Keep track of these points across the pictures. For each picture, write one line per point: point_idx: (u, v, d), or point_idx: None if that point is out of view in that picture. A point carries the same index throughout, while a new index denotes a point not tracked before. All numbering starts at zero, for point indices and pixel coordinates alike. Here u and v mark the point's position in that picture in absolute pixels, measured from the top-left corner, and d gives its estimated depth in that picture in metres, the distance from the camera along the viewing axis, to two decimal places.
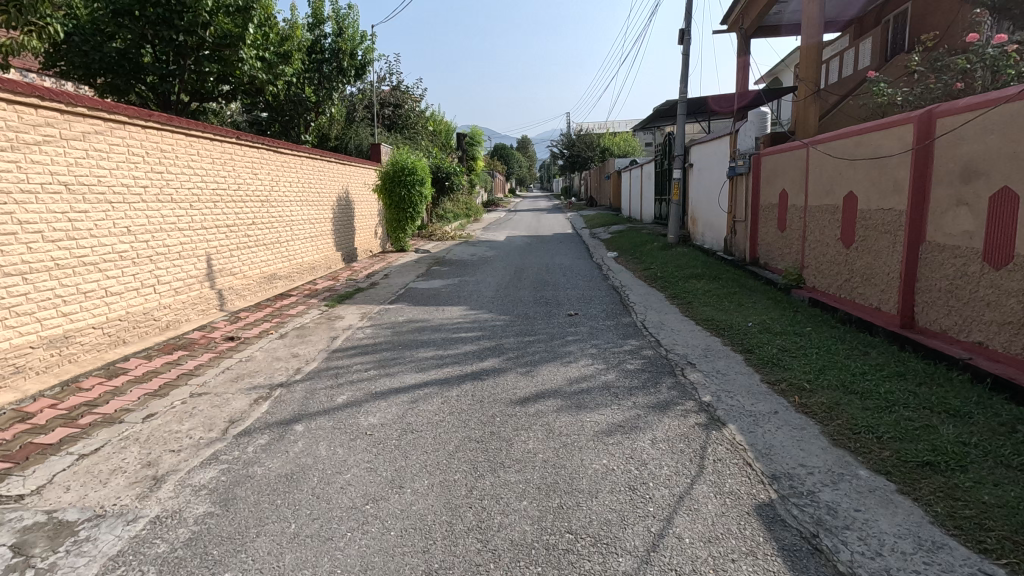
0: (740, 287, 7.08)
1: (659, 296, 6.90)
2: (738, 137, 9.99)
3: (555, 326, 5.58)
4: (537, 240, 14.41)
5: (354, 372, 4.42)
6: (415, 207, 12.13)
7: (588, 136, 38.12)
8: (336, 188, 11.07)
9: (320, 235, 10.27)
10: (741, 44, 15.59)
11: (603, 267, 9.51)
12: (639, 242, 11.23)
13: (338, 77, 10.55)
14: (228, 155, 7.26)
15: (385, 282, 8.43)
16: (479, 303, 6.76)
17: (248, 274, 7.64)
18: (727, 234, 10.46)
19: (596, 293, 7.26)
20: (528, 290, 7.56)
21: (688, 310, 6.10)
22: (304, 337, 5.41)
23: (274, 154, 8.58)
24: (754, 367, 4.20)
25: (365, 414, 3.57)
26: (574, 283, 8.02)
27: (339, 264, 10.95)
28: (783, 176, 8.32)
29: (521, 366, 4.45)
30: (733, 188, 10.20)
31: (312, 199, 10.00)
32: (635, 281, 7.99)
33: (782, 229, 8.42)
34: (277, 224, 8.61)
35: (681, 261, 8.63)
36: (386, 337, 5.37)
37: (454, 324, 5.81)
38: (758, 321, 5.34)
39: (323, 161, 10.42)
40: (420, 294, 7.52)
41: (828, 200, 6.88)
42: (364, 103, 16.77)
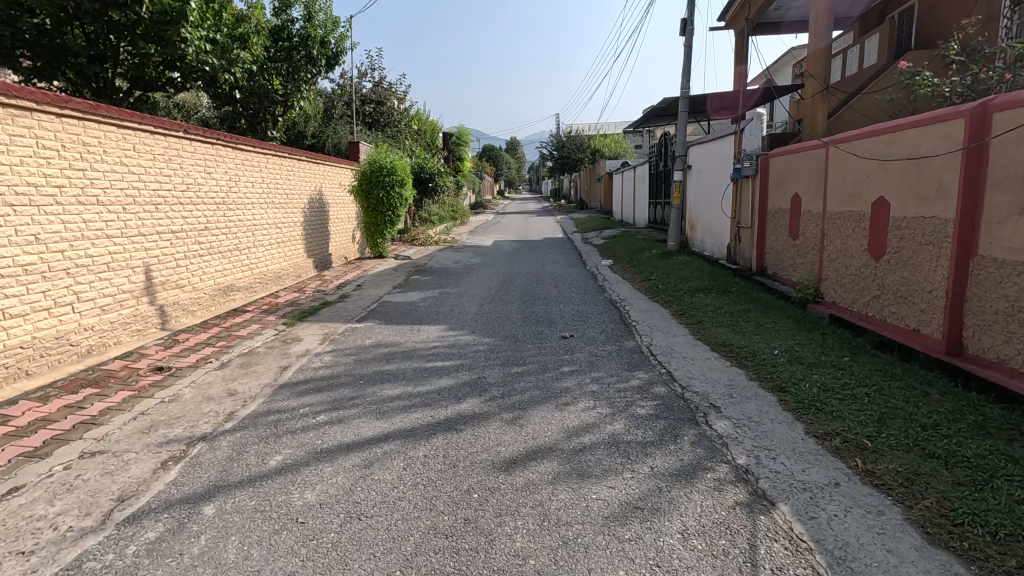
0: (755, 302, 6.31)
1: (665, 314, 6.10)
2: (743, 137, 9.24)
3: (547, 354, 4.75)
4: (525, 245, 13.60)
5: (300, 418, 3.56)
6: (394, 210, 11.22)
7: (577, 138, 37.46)
8: (308, 189, 10.17)
9: (288, 241, 9.36)
10: (739, 41, 14.95)
11: (598, 277, 8.70)
12: (635, 249, 10.46)
13: (308, 67, 9.66)
14: (173, 152, 6.35)
15: (356, 294, 7.56)
16: (461, 322, 5.91)
17: (198, 286, 6.72)
18: (731, 241, 9.71)
19: (593, 309, 6.44)
20: (517, 305, 6.72)
21: (700, 332, 5.30)
22: (248, 367, 4.53)
23: (233, 151, 7.67)
24: (794, 415, 3.41)
25: (301, 486, 2.73)
26: (568, 297, 7.19)
27: (310, 272, 10.07)
28: (798, 177, 7.57)
29: (507, 410, 3.61)
30: (737, 192, 9.45)
31: (279, 201, 9.09)
32: (635, 295, 7.18)
33: (795, 237, 7.67)
34: (236, 229, 7.70)
35: (685, 271, 7.86)
36: (347, 367, 4.51)
37: (429, 350, 4.96)
38: (786, 348, 4.56)
39: (292, 159, 9.52)
40: (394, 310, 6.65)
41: (852, 206, 6.12)
42: (343, 99, 15.91)
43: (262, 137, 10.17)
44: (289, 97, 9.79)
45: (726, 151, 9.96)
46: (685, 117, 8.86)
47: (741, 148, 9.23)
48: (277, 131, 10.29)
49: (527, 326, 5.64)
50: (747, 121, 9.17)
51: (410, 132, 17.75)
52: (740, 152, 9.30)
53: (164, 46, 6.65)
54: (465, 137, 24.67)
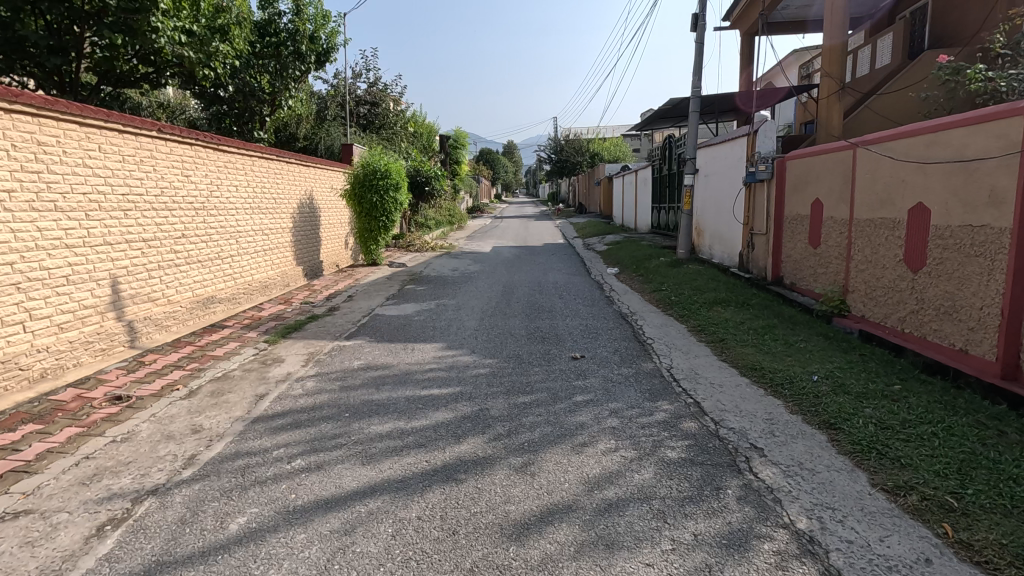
0: (779, 317, 5.81)
1: (682, 331, 5.59)
2: (756, 139, 8.77)
3: (557, 379, 4.23)
4: (525, 251, 13.09)
5: (272, 463, 3.02)
6: (388, 215, 10.68)
7: (576, 141, 37.06)
8: (297, 193, 9.64)
9: (276, 248, 8.83)
10: (746, 41, 14.52)
11: (604, 287, 8.19)
12: (642, 256, 9.96)
13: (297, 63, 9.13)
14: (146, 152, 5.82)
15: (347, 307, 7.03)
16: (460, 339, 5.39)
17: (174, 299, 6.18)
18: (743, 248, 9.23)
19: (603, 325, 5.92)
20: (520, 319, 6.21)
21: (725, 353, 4.79)
22: (220, 396, 4.00)
23: (214, 153, 7.14)
24: (854, 461, 2.90)
25: (265, 564, 2.20)
26: (575, 310, 6.69)
27: (299, 280, 9.53)
28: (820, 181, 7.09)
29: (515, 454, 3.09)
30: (750, 196, 8.97)
31: (266, 206, 8.56)
32: (647, 308, 6.68)
33: (816, 246, 7.18)
34: (218, 236, 7.17)
35: (698, 281, 7.36)
36: (332, 396, 3.98)
37: (426, 373, 4.44)
38: (826, 373, 4.05)
39: (280, 161, 8.98)
40: (387, 325, 6.11)
41: (885, 213, 5.64)
42: (337, 100, 15.38)
43: (249, 138, 9.71)
44: (278, 96, 9.29)
45: (737, 154, 9.47)
46: (695, 118, 8.36)
47: (754, 151, 8.74)
48: (265, 132, 9.78)
49: (533, 345, 5.13)
50: (760, 123, 8.69)
51: (406, 135, 17.21)
52: (752, 155, 8.81)
53: (132, 36, 6.14)
54: (463, 140, 24.14)
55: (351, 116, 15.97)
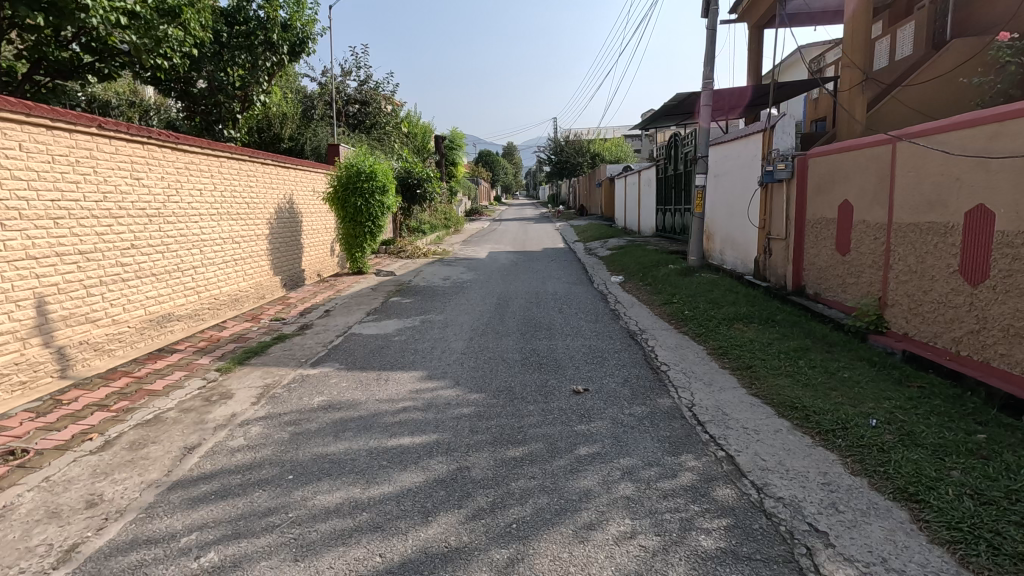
0: (811, 337, 5.05)
1: (701, 356, 4.83)
2: (773, 135, 7.99)
3: (555, 424, 3.47)
4: (523, 257, 12.34)
5: (173, 560, 2.26)
6: (374, 219, 9.90)
7: (576, 142, 36.39)
8: (273, 197, 8.89)
9: (249, 257, 8.08)
10: (753, 34, 13.80)
11: (608, 298, 7.43)
12: (648, 263, 9.20)
13: (266, 53, 8.40)
14: (83, 152, 5.08)
15: (321, 324, 6.28)
16: (443, 367, 4.63)
17: (119, 318, 5.42)
18: (760, 255, 8.45)
19: (609, 347, 5.16)
20: (515, 340, 5.44)
21: (755, 385, 4.03)
22: (139, 449, 3.24)
23: (172, 153, 6.39)
24: (958, 559, 2.13)
25: None
26: (577, 327, 5.94)
27: (276, 292, 8.80)
28: (850, 180, 6.34)
29: (498, 542, 2.33)
30: (767, 197, 8.20)
31: (237, 211, 7.81)
32: (659, 325, 5.91)
33: (846, 253, 6.42)
34: (177, 245, 6.42)
35: (714, 293, 6.59)
36: (277, 450, 3.21)
37: (397, 415, 3.68)
38: (887, 417, 3.28)
39: (253, 162, 8.24)
40: (363, 347, 5.36)
41: (935, 216, 4.87)
42: (325, 99, 14.65)
43: (220, 138, 8.98)
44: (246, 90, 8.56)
45: (751, 152, 8.72)
46: (706, 112, 7.60)
47: (771, 148, 7.98)
48: (236, 131, 9.03)
49: (527, 376, 4.37)
50: (777, 117, 7.93)
51: (398, 135, 16.49)
52: (769, 152, 8.06)
53: (55, 14, 5.35)
54: (460, 140, 23.42)
55: (340, 115, 15.24)
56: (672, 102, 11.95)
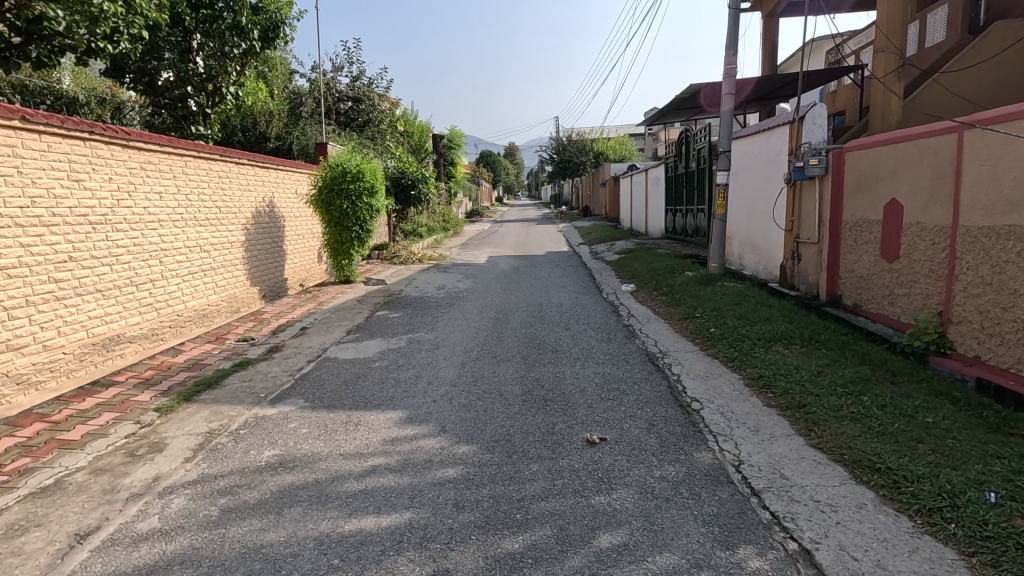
0: (869, 364, 4.24)
1: (738, 389, 4.01)
2: (802, 128, 7.16)
3: (565, 497, 2.65)
4: (525, 262, 11.52)
5: None
6: (362, 223, 9.06)
7: (579, 141, 35.56)
8: (250, 200, 8.11)
9: (221, 266, 7.31)
10: (769, 22, 12.97)
11: (621, 311, 6.61)
12: (662, 270, 8.38)
13: (235, 38, 7.63)
14: (3, 149, 4.30)
15: (293, 347, 5.49)
16: (427, 407, 3.82)
17: (52, 344, 4.64)
18: (787, 260, 7.62)
19: (626, 377, 4.35)
20: (515, 367, 4.64)
21: (815, 433, 3.21)
22: (15, 538, 2.44)
23: (123, 151, 5.61)
24: None
25: None
26: (587, 349, 5.12)
27: (254, 304, 8.01)
28: (899, 177, 5.52)
29: None
30: (796, 197, 7.37)
31: (206, 216, 7.02)
32: (682, 347, 5.09)
33: (894, 260, 5.61)
34: (129, 256, 5.63)
35: (743, 306, 5.78)
36: (196, 539, 2.42)
37: (362, 481, 2.87)
38: (1008, 488, 2.46)
39: (225, 162, 7.46)
40: (337, 377, 4.56)
41: (1017, 218, 4.06)
42: (314, 96, 13.86)
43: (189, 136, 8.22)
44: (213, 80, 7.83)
45: (776, 146, 7.89)
46: (729, 101, 6.77)
47: (800, 142, 7.16)
48: (204, 125, 8.28)
49: (530, 420, 3.56)
50: (807, 107, 7.11)
51: (393, 134, 15.68)
52: (798, 146, 7.24)
53: None
54: (458, 139, 22.57)
55: (330, 112, 14.46)
56: (684, 96, 11.10)
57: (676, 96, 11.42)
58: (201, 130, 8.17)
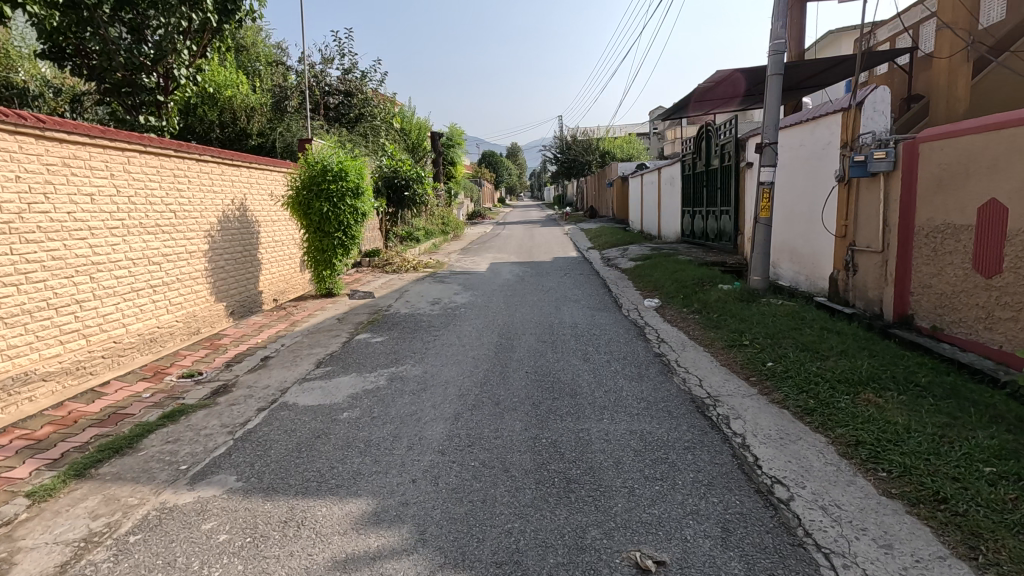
0: (1005, 423, 3.11)
1: (834, 463, 2.90)
2: (860, 115, 6.04)
3: None
4: (530, 270, 10.42)
5: None
6: (345, 228, 7.96)
7: (585, 140, 34.44)
8: (214, 202, 7.01)
9: (177, 280, 6.24)
10: (797, 4, 11.82)
11: (648, 335, 5.50)
12: (690, 282, 7.26)
13: (185, 9, 6.39)
14: None
15: (245, 386, 4.39)
16: (402, 496, 2.73)
17: None
18: (840, 271, 6.50)
19: (671, 439, 3.25)
20: (523, 422, 3.53)
21: (987, 559, 2.10)
22: None
23: (37, 143, 4.54)
24: None
25: None
26: (615, 392, 4.02)
27: (219, 323, 6.94)
28: (1003, 171, 4.41)
29: None
30: (852, 196, 6.25)
31: (155, 221, 5.92)
32: (736, 392, 3.97)
33: (994, 275, 4.49)
34: (45, 271, 4.54)
35: (804, 331, 4.66)
36: None
37: None
38: None
39: (181, 158, 6.37)
40: (289, 436, 3.46)
41: None
42: (300, 89, 12.76)
43: (135, 126, 6.90)
44: (164, 59, 6.52)
45: (823, 138, 6.79)
46: (777, 82, 5.66)
47: (857, 133, 6.05)
48: (155, 114, 7.00)
49: (547, 523, 2.45)
50: (866, 91, 6.01)
51: (388, 131, 14.53)
52: (854, 138, 6.14)
53: None
54: (459, 137, 21.50)
55: (318, 108, 13.18)
56: (706, 87, 9.87)
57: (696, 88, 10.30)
58: (150, 119, 6.92)
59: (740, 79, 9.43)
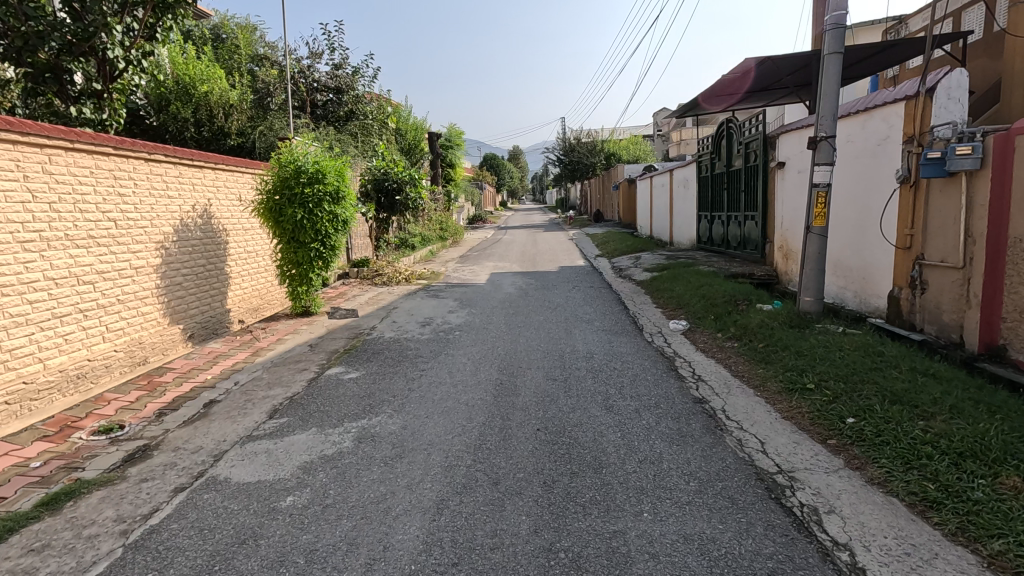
0: None
1: None
2: (930, 104, 5.04)
3: None
4: (534, 282, 9.41)
5: None
6: (324, 238, 6.99)
7: (590, 142, 33.49)
8: (169, 207, 6.03)
9: (118, 302, 5.25)
10: None
11: (683, 372, 4.49)
12: (721, 300, 6.23)
13: None
14: None
15: (170, 449, 3.40)
16: None
17: None
18: (903, 289, 5.48)
19: (748, 557, 2.24)
20: (531, 521, 2.52)
21: None
22: None
23: None
24: None
25: None
26: (653, 465, 3.00)
27: (172, 349, 5.96)
28: None
29: None
30: (919, 200, 5.23)
31: (86, 231, 4.93)
32: (818, 466, 2.94)
33: None
34: None
35: (889, 373, 3.64)
36: None
37: None
38: None
39: (123, 155, 5.38)
40: (203, 542, 2.45)
41: None
42: (284, 85, 11.82)
43: (66, 116, 5.88)
44: (93, 37, 5.51)
45: (879, 133, 5.78)
46: (836, 62, 4.66)
47: (927, 123, 5.05)
48: (95, 104, 6.04)
49: None
50: (938, 74, 5.00)
51: (381, 131, 13.57)
52: (923, 130, 5.13)
53: None
54: (459, 138, 20.55)
55: (304, 105, 12.19)
56: (721, 84, 8.75)
57: (711, 90, 9.19)
58: (81, 107, 5.89)
59: (760, 74, 8.34)
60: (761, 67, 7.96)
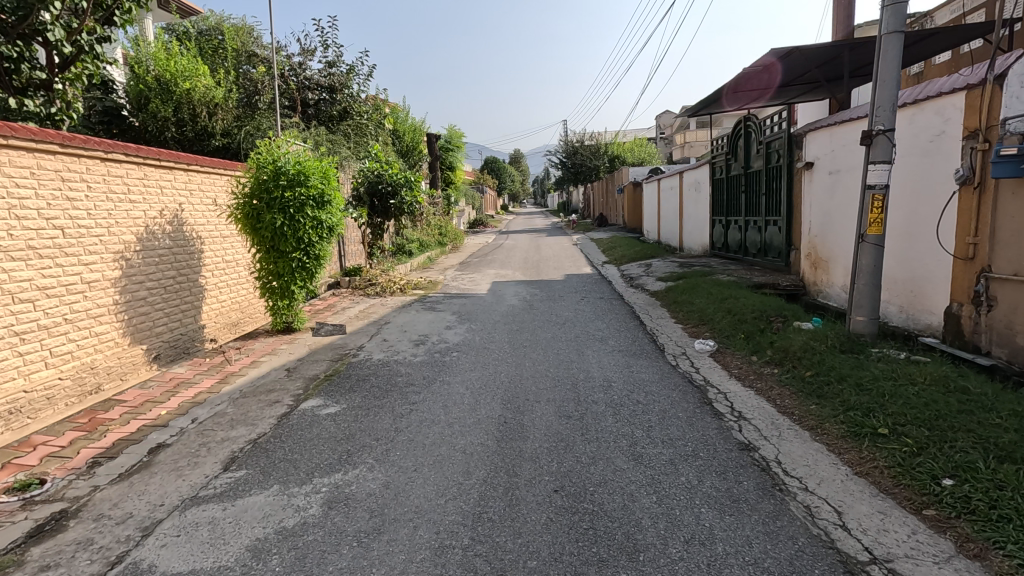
0: None
1: None
2: (999, 93, 4.35)
3: None
4: (539, 292, 8.71)
5: None
6: (308, 247, 6.30)
7: (592, 145, 32.88)
8: (131, 212, 5.35)
9: (66, 322, 4.57)
10: None
11: (720, 408, 3.79)
12: (752, 316, 5.52)
13: None
14: None
15: (90, 518, 2.70)
16: None
17: None
18: (965, 305, 4.78)
19: None
20: None
21: None
22: None
23: None
24: None
25: None
26: (706, 549, 2.30)
27: (132, 372, 5.28)
28: None
29: None
30: (986, 204, 4.54)
31: (24, 240, 4.24)
32: (922, 554, 2.24)
33: None
34: None
35: (986, 420, 2.94)
36: None
37: None
38: None
39: (72, 152, 4.70)
40: None
41: None
42: (272, 83, 11.16)
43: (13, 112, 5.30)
44: (30, 14, 4.88)
45: (933, 128, 5.09)
46: (895, 43, 4.01)
47: (997, 115, 4.36)
48: (45, 98, 5.48)
49: None
50: (1010, 58, 4.30)
51: (375, 131, 12.95)
52: (991, 124, 4.44)
53: None
54: (459, 140, 19.90)
55: (294, 105, 11.54)
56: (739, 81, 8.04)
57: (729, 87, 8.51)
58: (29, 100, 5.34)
59: (782, 68, 7.64)
60: (785, 60, 7.27)
